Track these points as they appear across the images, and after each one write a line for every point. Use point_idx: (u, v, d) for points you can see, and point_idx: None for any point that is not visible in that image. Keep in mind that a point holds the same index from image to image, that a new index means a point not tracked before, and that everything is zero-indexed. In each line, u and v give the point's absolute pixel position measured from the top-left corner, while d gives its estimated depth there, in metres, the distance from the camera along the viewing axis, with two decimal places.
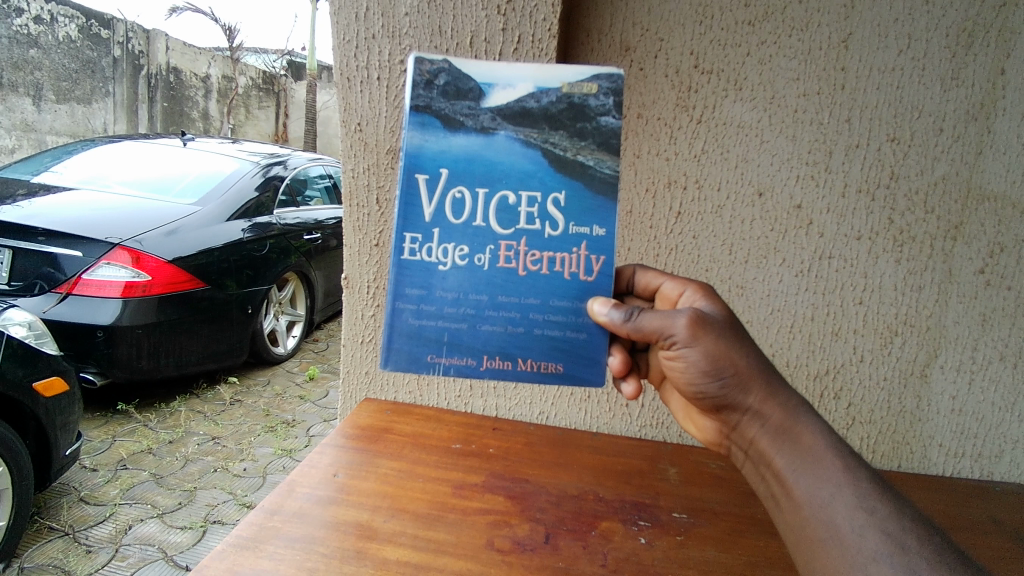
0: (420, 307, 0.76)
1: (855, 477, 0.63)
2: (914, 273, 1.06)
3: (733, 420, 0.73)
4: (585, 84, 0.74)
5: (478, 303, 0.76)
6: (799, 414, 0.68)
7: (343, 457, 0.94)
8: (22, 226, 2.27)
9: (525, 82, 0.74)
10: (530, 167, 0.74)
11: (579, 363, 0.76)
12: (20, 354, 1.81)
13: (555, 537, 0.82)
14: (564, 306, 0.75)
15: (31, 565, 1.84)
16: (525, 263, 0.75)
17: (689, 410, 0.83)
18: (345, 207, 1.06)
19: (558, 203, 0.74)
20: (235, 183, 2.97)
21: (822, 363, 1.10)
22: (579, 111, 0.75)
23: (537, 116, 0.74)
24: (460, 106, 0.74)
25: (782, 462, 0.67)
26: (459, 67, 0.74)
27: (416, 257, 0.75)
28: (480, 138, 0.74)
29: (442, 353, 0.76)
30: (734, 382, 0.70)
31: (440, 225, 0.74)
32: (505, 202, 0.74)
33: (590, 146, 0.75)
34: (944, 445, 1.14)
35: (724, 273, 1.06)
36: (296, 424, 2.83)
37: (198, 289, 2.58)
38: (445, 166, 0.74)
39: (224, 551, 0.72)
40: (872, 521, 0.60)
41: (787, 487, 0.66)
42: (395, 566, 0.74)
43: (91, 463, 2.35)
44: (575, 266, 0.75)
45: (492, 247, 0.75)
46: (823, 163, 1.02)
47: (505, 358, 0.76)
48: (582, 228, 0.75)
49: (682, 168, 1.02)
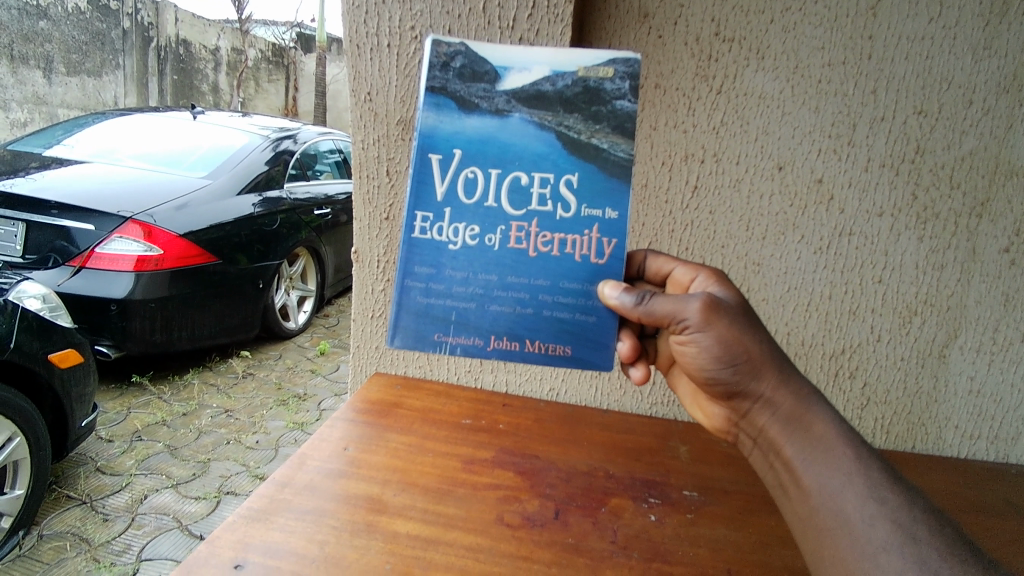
0: (428, 288, 0.74)
1: (868, 467, 0.62)
2: (936, 251, 1.03)
3: (744, 408, 0.71)
4: (601, 68, 0.72)
5: (487, 284, 0.74)
6: (810, 403, 0.67)
7: (353, 431, 0.94)
8: (35, 199, 2.28)
9: (541, 65, 0.72)
10: (544, 148, 0.73)
11: (588, 347, 0.75)
12: (35, 327, 1.82)
13: (564, 513, 0.82)
14: (574, 288, 0.74)
15: (50, 533, 1.87)
16: (536, 245, 0.73)
17: (694, 395, 0.81)
18: (355, 179, 1.04)
19: (570, 184, 0.73)
20: (245, 157, 2.96)
21: (838, 342, 1.09)
22: (595, 95, 0.72)
23: (552, 99, 0.73)
24: (475, 89, 0.72)
25: (792, 451, 0.65)
26: (476, 50, 0.72)
27: (427, 236, 0.73)
28: (495, 120, 0.72)
29: (449, 334, 0.75)
30: (747, 368, 0.69)
31: (452, 204, 0.73)
32: (517, 182, 0.73)
33: (605, 130, 0.73)
34: (960, 427, 1.13)
35: (741, 250, 1.04)
36: (308, 398, 2.85)
37: (210, 264, 2.59)
38: (458, 146, 0.72)
39: (236, 522, 0.73)
40: (884, 510, 0.58)
41: (796, 476, 0.64)
42: (405, 539, 0.74)
43: (107, 434, 2.38)
44: (587, 249, 0.73)
45: (503, 228, 0.73)
46: (847, 136, 0.99)
47: (513, 339, 0.75)
48: (594, 210, 0.73)
49: (700, 141, 0.99)
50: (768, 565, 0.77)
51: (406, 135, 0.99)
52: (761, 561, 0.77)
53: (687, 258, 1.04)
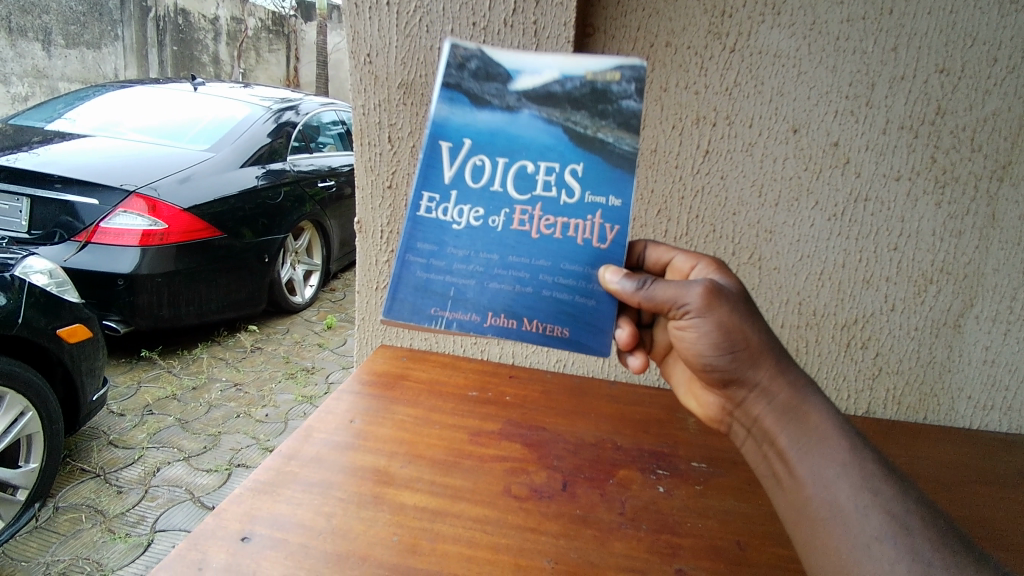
0: (430, 264, 0.70)
1: (862, 458, 0.59)
2: (954, 217, 1.00)
3: (739, 397, 0.68)
4: (608, 73, 0.70)
5: (489, 262, 0.70)
6: (807, 393, 0.64)
7: (360, 403, 0.93)
8: (38, 174, 2.26)
9: (550, 69, 0.70)
10: (551, 141, 0.70)
11: (586, 330, 0.71)
12: (42, 302, 1.82)
13: (572, 485, 0.81)
14: (575, 271, 0.70)
15: (65, 505, 1.90)
16: (539, 228, 0.70)
17: (690, 382, 0.78)
18: (356, 146, 1.03)
19: (575, 174, 0.69)
20: (247, 129, 2.93)
21: (851, 312, 1.07)
22: (601, 95, 0.70)
23: (562, 98, 0.70)
24: (488, 88, 0.70)
25: (787, 442, 0.62)
26: (488, 52, 0.71)
27: (432, 215, 0.70)
28: (505, 115, 0.70)
29: (446, 309, 0.70)
30: (746, 357, 0.65)
31: (458, 187, 0.70)
32: (524, 170, 0.70)
33: (611, 125, 0.70)
34: (973, 397, 1.11)
35: (753, 217, 1.01)
36: (316, 371, 2.87)
37: (215, 238, 2.59)
38: (468, 135, 0.70)
39: (242, 495, 0.72)
40: (878, 501, 0.56)
41: (791, 467, 0.62)
42: (413, 511, 0.74)
43: (118, 408, 2.40)
44: (589, 233, 0.70)
45: (507, 211, 0.70)
46: (865, 96, 0.95)
47: (510, 317, 0.70)
48: (598, 197, 0.70)
49: (712, 103, 0.96)
50: (782, 537, 0.76)
51: (406, 99, 0.97)
52: (773, 532, 0.76)
53: (698, 225, 1.02)
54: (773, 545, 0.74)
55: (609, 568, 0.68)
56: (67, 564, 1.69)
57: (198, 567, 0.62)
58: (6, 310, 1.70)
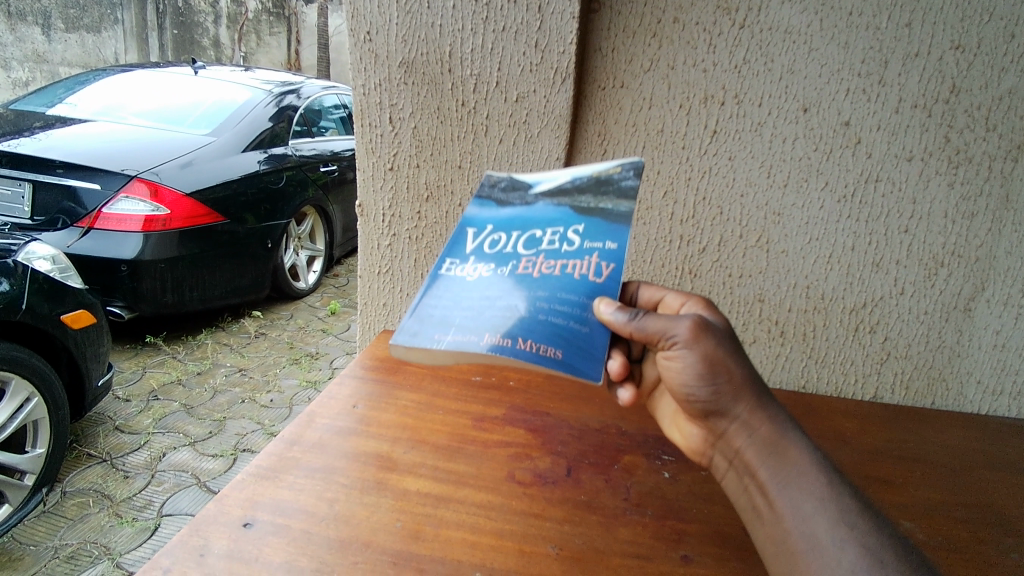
0: (441, 301, 0.66)
1: (839, 492, 0.56)
2: (967, 199, 0.98)
3: (719, 429, 0.63)
4: (611, 167, 0.73)
5: (492, 295, 0.66)
6: (787, 429, 0.60)
7: (363, 388, 0.93)
8: (40, 159, 2.25)
9: (564, 175, 0.75)
10: (558, 215, 0.72)
11: (581, 356, 0.62)
12: (46, 289, 1.81)
13: (576, 470, 0.81)
14: (571, 299, 0.66)
15: (72, 489, 1.91)
16: (540, 269, 0.69)
17: (671, 411, 0.73)
18: (356, 127, 1.02)
19: (576, 232, 0.71)
20: (249, 113, 2.90)
21: (859, 296, 1.05)
22: (603, 181, 0.72)
23: (571, 190, 0.73)
24: (511, 195, 0.77)
25: (766, 475, 0.59)
26: (518, 177, 0.79)
27: (449, 274, 0.71)
28: (523, 207, 0.75)
29: (448, 333, 0.62)
30: (728, 390, 0.62)
31: (475, 254, 0.72)
32: (533, 237, 0.72)
33: (611, 195, 0.71)
34: (981, 381, 1.10)
35: (761, 198, 0.99)
36: (320, 357, 2.87)
37: (218, 224, 2.58)
38: (491, 222, 0.75)
39: (245, 481, 0.72)
40: (853, 539, 0.54)
41: (770, 499, 0.58)
42: (416, 497, 0.73)
43: (124, 394, 2.41)
44: (585, 269, 0.68)
45: (514, 263, 0.70)
46: (878, 74, 0.92)
47: (506, 337, 0.61)
48: (595, 242, 0.69)
49: (720, 81, 0.94)
50: None
51: (407, 79, 0.96)
52: None
53: (705, 207, 1.01)
54: None
55: (613, 554, 0.67)
56: (75, 548, 1.70)
57: (200, 553, 0.61)
58: (10, 296, 1.69)
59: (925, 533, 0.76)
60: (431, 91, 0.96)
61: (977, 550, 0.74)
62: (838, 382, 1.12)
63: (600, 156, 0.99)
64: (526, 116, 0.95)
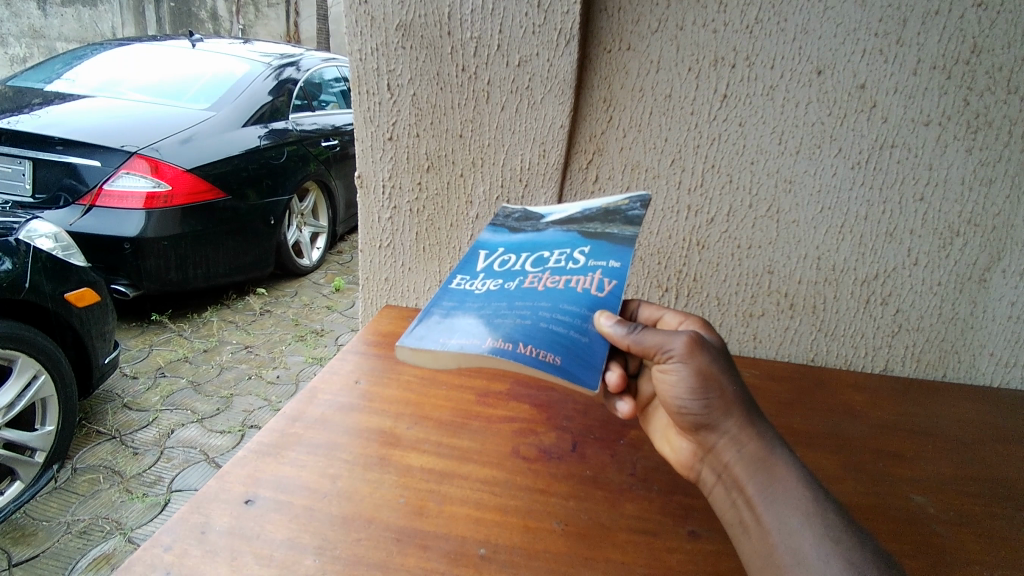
0: (450, 311, 0.66)
1: (825, 508, 0.54)
2: (985, 164, 0.95)
3: (709, 443, 0.61)
4: (619, 201, 0.79)
5: (498, 306, 0.65)
6: (776, 446, 0.58)
7: (365, 364, 0.92)
8: (39, 136, 2.23)
9: (576, 207, 0.83)
10: (566, 240, 0.77)
11: (579, 364, 0.59)
12: (49, 267, 1.80)
13: (581, 446, 0.79)
14: (572, 310, 0.65)
15: (83, 466, 1.92)
16: (545, 283, 0.69)
17: (665, 425, 0.69)
18: (354, 94, 0.99)
19: (582, 252, 0.73)
20: (248, 86, 2.86)
21: (872, 267, 1.03)
22: (612, 213, 0.77)
23: (580, 219, 0.80)
24: (524, 222, 0.84)
25: (754, 489, 0.56)
26: (532, 210, 0.87)
27: (458, 287, 0.72)
28: (532, 234, 0.80)
29: (453, 336, 0.61)
30: (719, 405, 0.60)
31: (486, 271, 0.75)
32: (541, 258, 0.75)
33: (618, 223, 0.76)
34: (995, 354, 1.08)
35: (772, 165, 0.96)
36: (325, 333, 2.87)
37: (219, 200, 2.55)
38: (503, 246, 0.79)
39: (246, 458, 0.71)
40: (839, 551, 0.51)
41: (757, 514, 0.56)
42: (419, 473, 0.72)
43: (131, 371, 2.41)
44: (587, 284, 0.69)
45: (521, 278, 0.71)
46: (896, 34, 0.88)
47: (507, 340, 0.58)
48: (599, 261, 0.71)
49: (731, 42, 0.90)
50: None
51: (405, 42, 0.93)
52: None
53: (714, 176, 0.98)
54: None
55: (619, 530, 0.66)
56: (87, 523, 1.71)
57: (200, 530, 0.61)
58: (12, 275, 1.67)
59: (937, 508, 0.75)
60: (430, 56, 0.93)
61: (989, 525, 0.73)
62: (848, 355, 1.10)
63: (605, 124, 0.96)
64: (529, 81, 0.92)
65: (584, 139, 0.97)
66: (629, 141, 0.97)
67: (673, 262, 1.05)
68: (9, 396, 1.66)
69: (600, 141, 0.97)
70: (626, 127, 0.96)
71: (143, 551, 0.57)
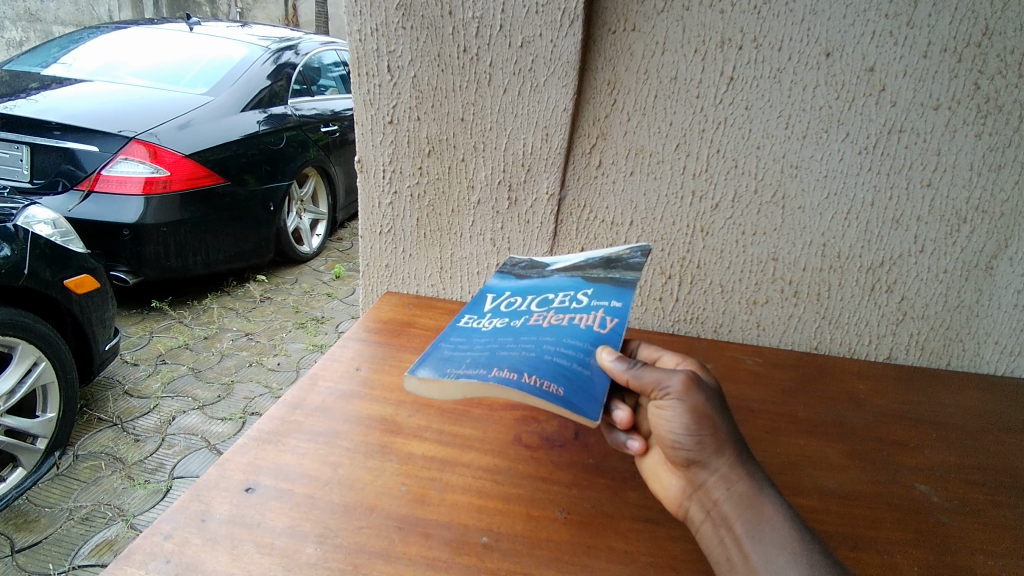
0: (457, 345, 0.66)
1: (811, 546, 0.54)
2: (994, 150, 0.93)
3: (697, 480, 0.59)
4: (622, 251, 0.82)
5: (505, 340, 0.66)
6: (766, 487, 0.57)
7: (366, 350, 0.91)
8: (36, 121, 2.21)
9: (581, 257, 0.86)
10: (570, 283, 0.78)
11: (582, 396, 0.58)
12: (48, 254, 1.78)
13: (583, 434, 0.79)
14: (576, 344, 0.65)
15: (84, 453, 1.91)
16: (550, 319, 0.70)
17: (656, 463, 0.64)
18: (353, 77, 0.97)
19: (586, 294, 0.75)
20: (246, 71, 2.83)
21: (877, 254, 1.02)
22: (614, 261, 0.80)
23: (583, 266, 0.82)
24: (529, 269, 0.88)
25: (741, 529, 0.55)
26: (540, 260, 0.91)
27: (467, 324, 0.72)
28: (538, 279, 0.82)
29: (461, 367, 0.60)
30: (711, 443, 0.59)
31: (493, 311, 0.76)
32: (546, 299, 0.76)
33: (620, 269, 0.78)
34: (1000, 342, 1.07)
35: (778, 150, 0.95)
36: (326, 320, 2.86)
37: (218, 185, 2.54)
38: (510, 290, 0.81)
39: (247, 445, 0.70)
40: None
41: (744, 551, 0.55)
42: (420, 461, 0.71)
43: (132, 358, 2.41)
44: (591, 321, 0.69)
45: (526, 316, 0.72)
46: (906, 15, 0.86)
47: (512, 370, 0.58)
48: (602, 301, 0.73)
49: (738, 23, 0.88)
50: (801, 486, 0.73)
51: (405, 23, 0.91)
52: (793, 482, 0.73)
53: (719, 160, 0.97)
54: (791, 496, 0.71)
55: (622, 519, 0.66)
56: (89, 510, 1.72)
57: (201, 519, 0.60)
58: (11, 262, 1.66)
59: (941, 497, 0.74)
60: (431, 36, 0.92)
61: (992, 514, 0.72)
62: (852, 343, 1.09)
63: (609, 107, 0.94)
64: (531, 63, 0.91)
65: (587, 123, 0.96)
66: (633, 125, 0.95)
67: (677, 249, 1.04)
68: (9, 383, 1.65)
69: (603, 126, 0.96)
70: (630, 110, 0.94)
71: (143, 539, 0.57)
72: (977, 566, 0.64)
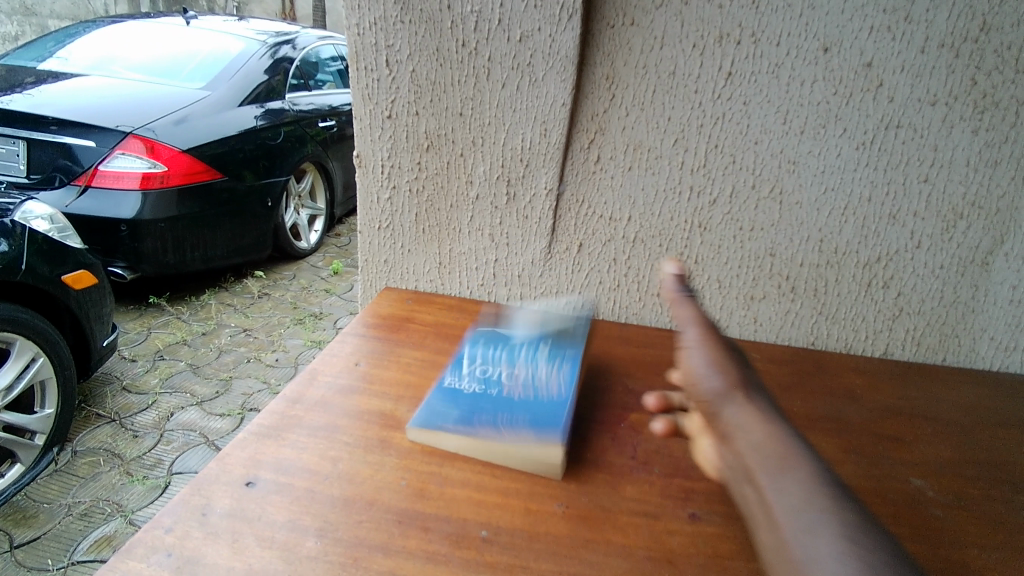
0: (441, 401, 0.77)
1: None
2: (991, 146, 0.93)
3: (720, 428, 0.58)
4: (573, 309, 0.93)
5: (481, 399, 0.76)
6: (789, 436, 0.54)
7: (365, 346, 0.91)
8: (33, 116, 2.20)
9: (542, 306, 0.95)
10: (533, 337, 0.87)
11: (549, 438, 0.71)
12: (45, 249, 1.78)
13: (582, 429, 0.79)
14: (543, 400, 0.76)
15: (83, 449, 1.92)
16: (519, 376, 0.80)
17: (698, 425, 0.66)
18: (351, 72, 0.97)
19: (547, 351, 0.84)
20: (243, 65, 2.82)
21: (874, 249, 1.02)
22: (570, 323, 0.90)
23: (545, 318, 0.91)
24: (499, 309, 0.95)
25: (762, 474, 0.52)
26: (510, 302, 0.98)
27: (448, 374, 0.81)
28: (507, 325, 0.90)
29: (449, 426, 0.73)
30: (730, 385, 0.59)
31: (468, 357, 0.84)
32: (512, 351, 0.84)
33: (574, 332, 0.88)
34: (996, 338, 1.07)
35: (776, 146, 0.95)
36: (324, 316, 2.86)
37: (216, 181, 2.54)
38: (482, 335, 0.88)
39: (247, 439, 0.70)
40: None
41: (763, 498, 0.51)
42: (420, 456, 0.71)
43: (130, 354, 2.41)
44: (552, 382, 0.79)
45: (499, 369, 0.81)
46: (904, 10, 0.86)
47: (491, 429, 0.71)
48: (561, 362, 0.83)
49: (736, 19, 0.88)
50: None
51: (404, 17, 0.92)
52: None
53: (717, 156, 0.97)
54: None
55: (620, 512, 0.66)
56: (88, 505, 1.72)
57: (201, 512, 0.60)
58: (8, 257, 1.66)
59: (936, 490, 0.75)
60: (430, 31, 0.92)
61: (988, 508, 0.73)
62: (848, 339, 1.10)
63: (607, 102, 0.95)
64: (530, 58, 0.91)
65: (586, 118, 0.96)
66: (631, 120, 0.95)
67: (675, 245, 1.04)
68: (8, 377, 1.65)
69: (601, 121, 0.96)
70: (628, 105, 0.95)
71: (144, 533, 0.57)
72: (970, 559, 0.64)
